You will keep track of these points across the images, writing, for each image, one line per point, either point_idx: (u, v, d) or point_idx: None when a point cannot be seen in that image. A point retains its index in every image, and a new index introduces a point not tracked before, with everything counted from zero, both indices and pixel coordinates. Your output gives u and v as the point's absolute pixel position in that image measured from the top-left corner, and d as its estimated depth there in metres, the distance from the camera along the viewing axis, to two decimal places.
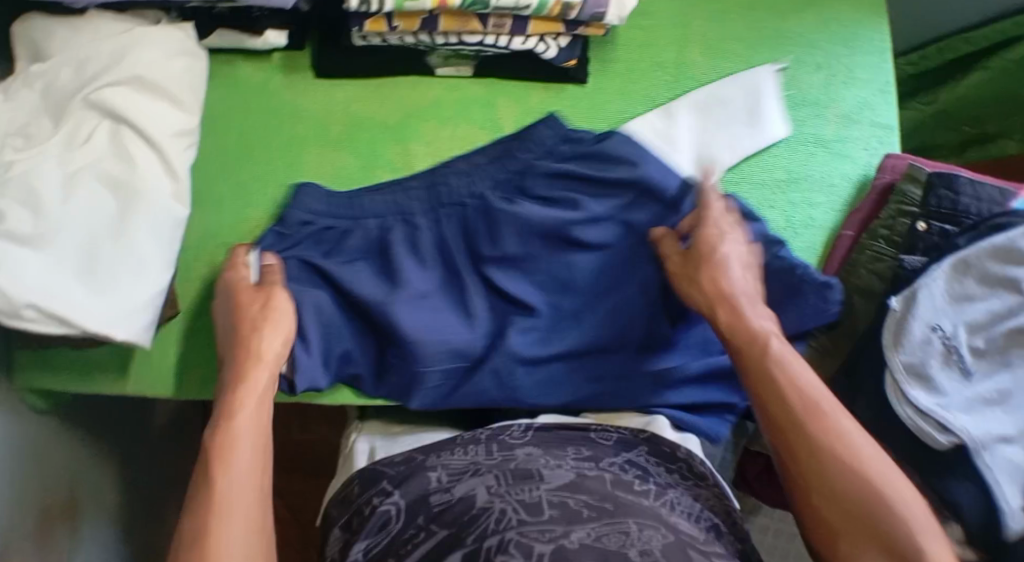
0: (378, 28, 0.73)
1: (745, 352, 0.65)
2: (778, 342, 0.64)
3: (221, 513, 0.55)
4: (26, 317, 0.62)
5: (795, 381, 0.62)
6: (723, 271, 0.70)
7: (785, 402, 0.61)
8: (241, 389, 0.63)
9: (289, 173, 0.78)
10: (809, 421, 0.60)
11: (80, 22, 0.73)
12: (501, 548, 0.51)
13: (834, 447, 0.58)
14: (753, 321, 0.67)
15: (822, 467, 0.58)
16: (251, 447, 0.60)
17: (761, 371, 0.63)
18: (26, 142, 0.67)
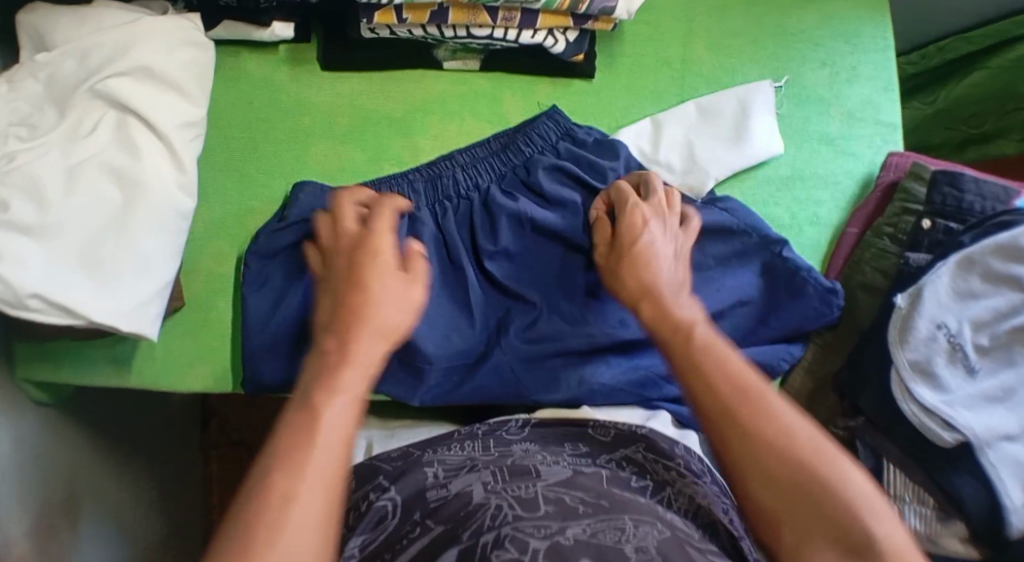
0: (387, 20, 0.73)
1: (668, 340, 0.59)
2: (703, 326, 0.59)
3: (299, 479, 0.47)
4: (29, 307, 0.62)
5: (723, 363, 0.55)
6: (649, 262, 0.65)
7: (712, 386, 0.54)
8: (353, 346, 0.56)
9: (295, 165, 0.78)
10: (745, 407, 0.52)
11: (87, 11, 0.73)
12: (496, 543, 0.49)
13: (769, 434, 0.51)
14: (678, 307, 0.61)
15: (754, 450, 0.51)
16: (343, 417, 0.51)
17: (693, 358, 0.56)
18: (29, 132, 0.68)
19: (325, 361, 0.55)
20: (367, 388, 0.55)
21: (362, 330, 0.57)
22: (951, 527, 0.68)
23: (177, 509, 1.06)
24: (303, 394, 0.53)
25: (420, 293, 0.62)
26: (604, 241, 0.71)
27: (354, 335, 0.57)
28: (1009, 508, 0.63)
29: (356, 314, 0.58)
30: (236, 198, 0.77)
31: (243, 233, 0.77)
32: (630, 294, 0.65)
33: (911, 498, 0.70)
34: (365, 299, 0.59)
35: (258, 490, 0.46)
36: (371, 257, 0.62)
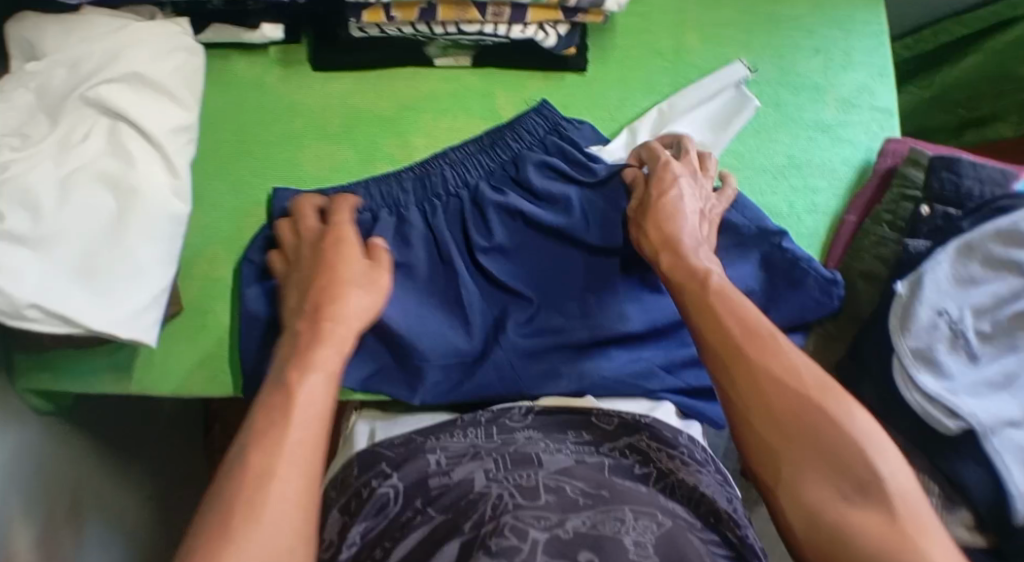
0: (376, 19, 0.73)
1: (686, 288, 0.64)
2: (718, 277, 0.64)
3: (275, 469, 0.51)
4: (28, 318, 0.61)
5: (736, 309, 0.61)
6: (669, 215, 0.69)
7: (723, 327, 0.60)
8: (321, 342, 0.61)
9: (288, 167, 0.78)
10: (753, 348, 0.59)
11: (75, 19, 0.73)
12: (496, 531, 0.50)
13: (776, 370, 0.57)
14: (694, 259, 0.66)
15: (760, 387, 0.57)
16: (320, 400, 0.57)
17: (705, 301, 0.63)
18: (23, 142, 0.67)
19: (297, 355, 0.60)
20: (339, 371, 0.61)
21: (333, 319, 0.63)
22: (958, 516, 0.67)
23: (183, 514, 1.06)
24: (279, 380, 0.58)
25: (383, 297, 0.67)
26: (637, 193, 0.73)
27: (325, 325, 0.62)
28: (1015, 494, 0.62)
29: (326, 306, 0.63)
30: (231, 202, 0.77)
31: (238, 236, 0.76)
32: (650, 245, 0.69)
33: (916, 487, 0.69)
34: (337, 291, 0.64)
35: (238, 469, 0.51)
36: (336, 248, 0.67)
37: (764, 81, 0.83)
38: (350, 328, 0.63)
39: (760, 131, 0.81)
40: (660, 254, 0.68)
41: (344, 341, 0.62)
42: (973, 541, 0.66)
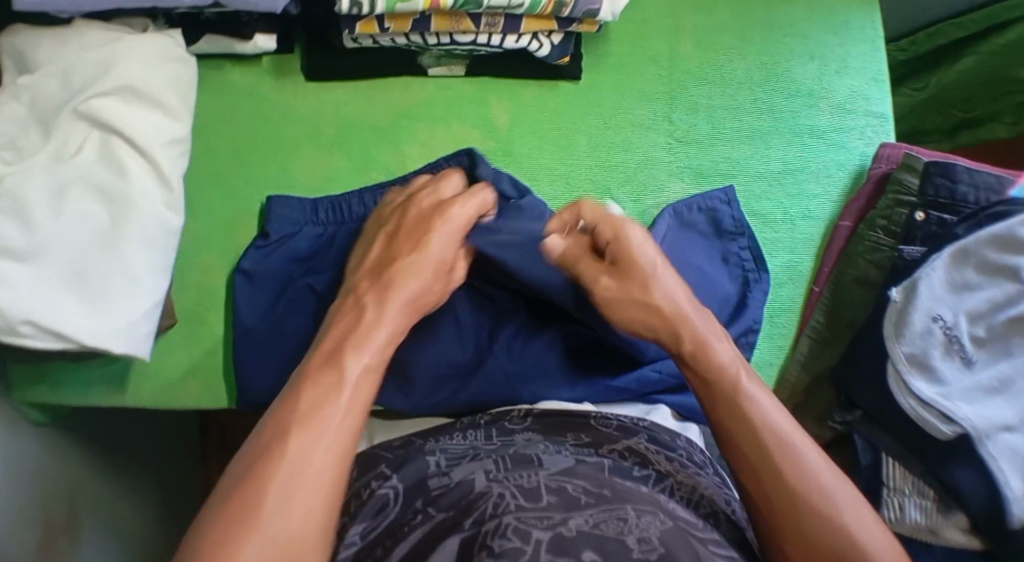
0: (369, 30, 0.72)
1: (714, 384, 0.60)
2: (748, 375, 0.60)
3: (311, 432, 0.52)
4: (24, 333, 0.62)
5: (768, 418, 0.58)
6: (671, 293, 0.64)
7: (759, 441, 0.57)
8: (385, 315, 0.62)
9: (283, 178, 0.78)
10: (786, 465, 0.56)
11: (67, 31, 0.72)
12: (498, 533, 0.49)
13: (809, 488, 0.55)
14: (718, 346, 0.62)
15: (799, 512, 0.55)
16: (369, 374, 0.58)
17: (739, 409, 0.59)
18: (15, 155, 0.66)
19: (354, 328, 0.60)
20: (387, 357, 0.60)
21: (398, 296, 0.63)
22: (952, 518, 0.67)
23: (181, 520, 1.06)
24: (329, 353, 0.58)
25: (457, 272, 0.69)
26: (600, 271, 0.66)
27: (385, 306, 0.62)
28: (1011, 498, 0.62)
29: (397, 276, 0.64)
30: (225, 212, 0.77)
31: (233, 247, 0.76)
32: (657, 333, 0.64)
33: (911, 491, 0.69)
34: (410, 267, 0.65)
35: (278, 442, 0.51)
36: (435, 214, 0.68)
37: (759, 87, 0.83)
38: (406, 314, 0.63)
39: (754, 136, 0.81)
40: (674, 340, 0.63)
41: (401, 323, 0.63)
42: (968, 544, 0.66)
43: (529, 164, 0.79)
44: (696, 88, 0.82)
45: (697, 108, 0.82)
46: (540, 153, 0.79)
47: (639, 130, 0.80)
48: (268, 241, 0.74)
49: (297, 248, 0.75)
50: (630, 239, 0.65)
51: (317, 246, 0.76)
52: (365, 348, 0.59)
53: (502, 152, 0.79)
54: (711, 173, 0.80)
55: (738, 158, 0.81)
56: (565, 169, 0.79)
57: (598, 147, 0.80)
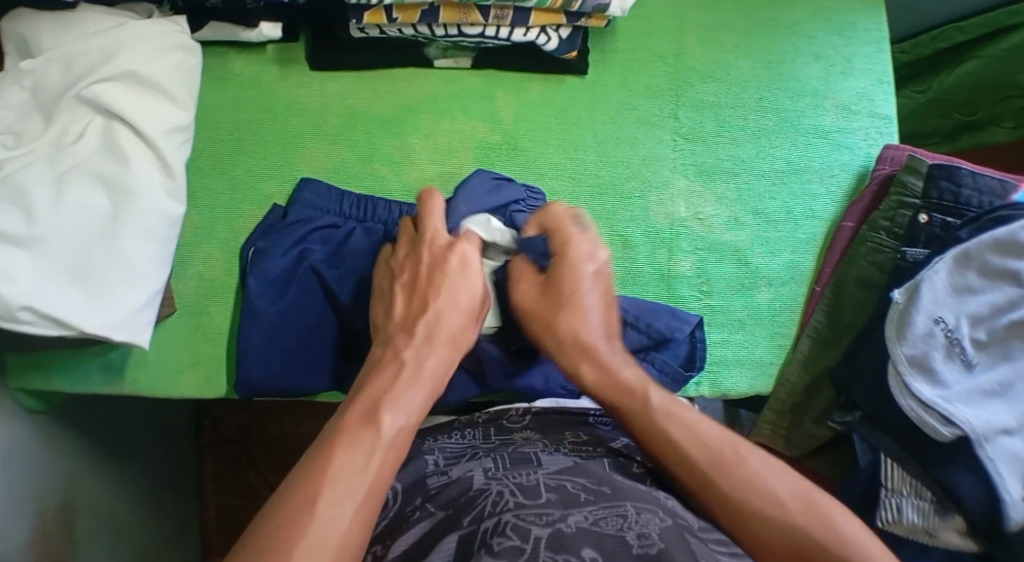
0: (377, 20, 0.72)
1: (623, 409, 0.60)
2: (657, 393, 0.60)
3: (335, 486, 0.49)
4: (21, 320, 0.61)
5: (690, 430, 0.57)
6: (579, 309, 0.66)
7: (687, 458, 0.56)
8: (421, 376, 0.59)
9: (287, 166, 0.77)
10: (712, 474, 0.55)
11: (72, 17, 0.71)
12: (496, 530, 0.49)
13: (753, 501, 0.53)
14: (620, 372, 0.62)
15: (744, 518, 0.53)
16: (399, 438, 0.54)
17: (658, 432, 0.58)
18: (16, 140, 0.67)
19: (383, 390, 0.57)
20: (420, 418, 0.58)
21: (439, 347, 0.62)
22: (949, 521, 0.67)
23: (175, 509, 1.06)
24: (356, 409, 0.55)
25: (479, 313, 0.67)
26: (533, 285, 0.68)
27: (432, 348, 0.62)
28: (1009, 502, 0.63)
29: (439, 321, 0.64)
30: (227, 202, 0.76)
31: (233, 237, 0.76)
32: (563, 359, 0.65)
33: (908, 492, 0.69)
34: (456, 326, 0.64)
35: (302, 502, 0.48)
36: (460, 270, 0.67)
37: (765, 86, 0.82)
38: (446, 362, 0.63)
39: (759, 135, 0.81)
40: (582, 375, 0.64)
41: (437, 383, 0.60)
42: (965, 545, 0.67)
43: (533, 158, 0.79)
44: (702, 86, 0.82)
45: (704, 105, 0.81)
46: (545, 148, 0.79)
47: (643, 127, 0.80)
48: (281, 223, 0.74)
49: (309, 234, 0.74)
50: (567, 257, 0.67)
51: (330, 235, 0.75)
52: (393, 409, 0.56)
53: (508, 145, 0.79)
54: (715, 171, 0.80)
55: (745, 157, 0.81)
56: (570, 164, 0.79)
57: (604, 143, 0.79)
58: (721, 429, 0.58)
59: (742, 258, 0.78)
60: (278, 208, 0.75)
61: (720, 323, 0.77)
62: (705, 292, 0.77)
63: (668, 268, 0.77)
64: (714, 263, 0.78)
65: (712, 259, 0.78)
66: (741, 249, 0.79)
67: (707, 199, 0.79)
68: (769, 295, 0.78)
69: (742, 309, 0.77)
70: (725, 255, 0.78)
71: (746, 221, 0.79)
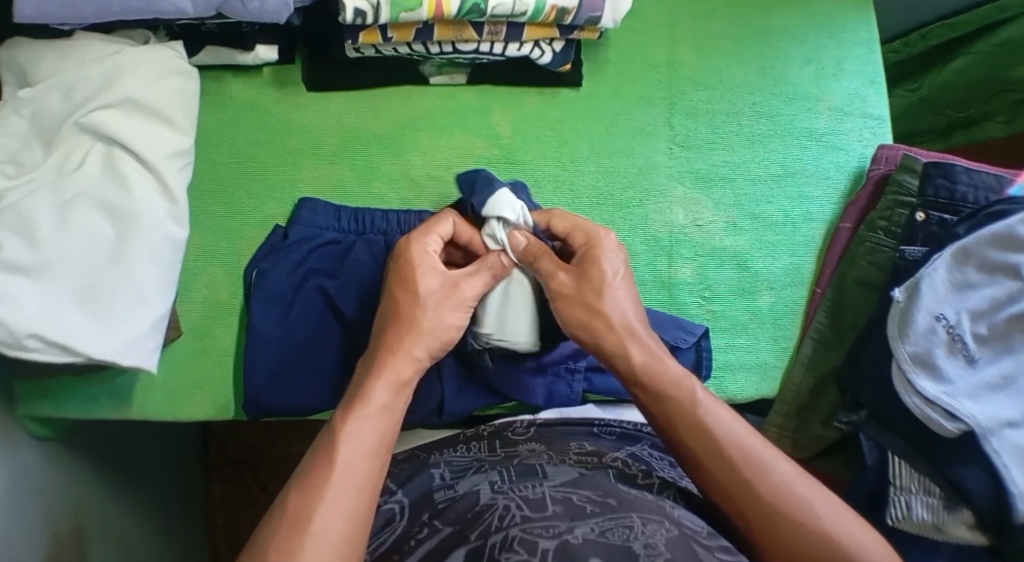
0: (373, 40, 0.73)
1: (663, 398, 0.59)
2: (700, 390, 0.59)
3: (314, 493, 0.49)
4: (29, 347, 0.62)
5: (727, 428, 0.56)
6: (614, 296, 0.64)
7: (723, 456, 0.55)
8: (384, 370, 0.58)
9: (287, 188, 0.78)
10: (747, 476, 0.54)
11: (69, 45, 0.72)
12: (504, 545, 0.49)
13: (784, 506, 0.53)
14: (666, 364, 0.61)
15: (773, 523, 0.52)
16: (371, 431, 0.54)
17: (697, 428, 0.57)
18: (17, 169, 0.67)
19: (355, 392, 0.57)
20: (398, 407, 0.57)
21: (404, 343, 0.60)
22: (958, 515, 0.67)
23: (186, 533, 1.06)
24: (332, 422, 0.55)
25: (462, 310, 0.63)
26: (559, 267, 0.66)
27: (398, 345, 0.60)
28: (1016, 494, 0.63)
29: (405, 322, 0.61)
30: (229, 225, 0.77)
31: (237, 259, 0.76)
32: (606, 343, 0.63)
33: (917, 489, 0.69)
34: (415, 314, 0.61)
35: (278, 519, 0.48)
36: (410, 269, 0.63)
37: (758, 91, 0.83)
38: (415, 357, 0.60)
39: (754, 140, 0.82)
40: (621, 360, 0.62)
41: (406, 371, 0.59)
42: (974, 539, 0.67)
43: (532, 170, 0.79)
44: (697, 94, 0.83)
45: (698, 113, 0.82)
46: (543, 160, 0.79)
47: (640, 136, 0.81)
48: (283, 243, 0.75)
49: (313, 252, 0.75)
50: (600, 247, 0.66)
51: (332, 251, 0.75)
52: (367, 405, 0.55)
53: (506, 159, 0.79)
54: (712, 177, 0.81)
55: (741, 162, 0.81)
56: (569, 175, 0.79)
57: (600, 153, 0.80)
58: (754, 431, 0.57)
59: (742, 263, 0.79)
60: (279, 229, 0.76)
61: (722, 328, 0.77)
62: (707, 298, 0.78)
63: (669, 275, 0.78)
64: (714, 268, 0.79)
65: (713, 265, 0.79)
66: (741, 254, 0.79)
67: (705, 205, 0.80)
68: (771, 299, 0.79)
69: (744, 313, 0.78)
70: (726, 260, 0.79)
71: (745, 226, 0.80)
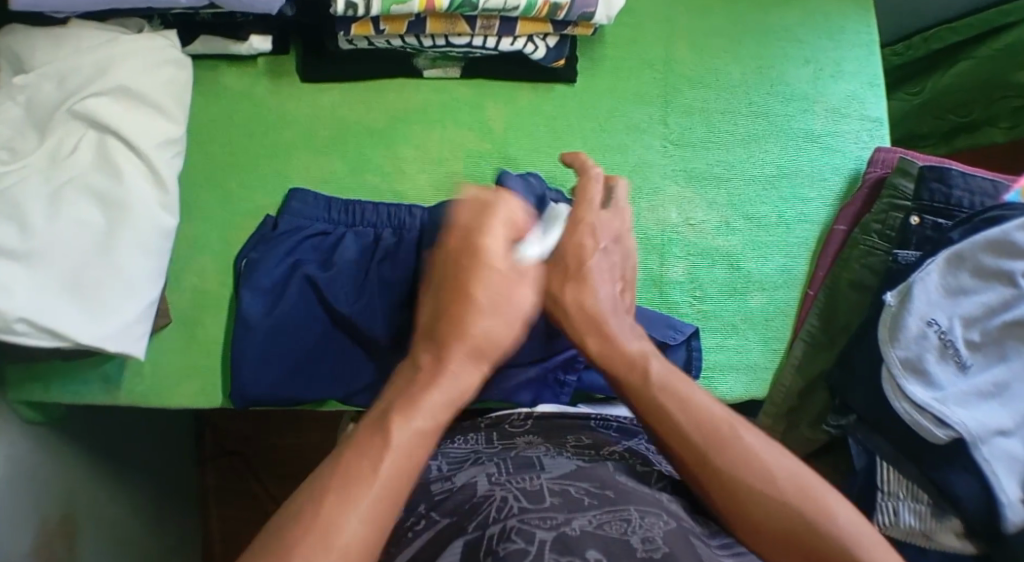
0: (365, 32, 0.73)
1: (623, 380, 0.58)
2: (658, 365, 0.58)
3: (336, 500, 0.46)
4: (17, 331, 0.62)
5: (687, 405, 0.56)
6: (590, 292, 0.63)
7: (686, 439, 0.54)
8: (432, 381, 0.53)
9: (279, 178, 0.78)
10: (706, 448, 0.54)
11: (64, 33, 0.72)
12: (503, 534, 0.49)
13: (750, 475, 0.52)
14: (626, 345, 0.60)
15: (736, 492, 0.52)
16: (411, 440, 0.50)
17: (657, 409, 0.56)
18: (10, 155, 0.67)
19: (398, 393, 0.53)
20: (444, 418, 0.52)
21: (457, 351, 0.53)
22: (947, 522, 0.67)
23: (178, 523, 1.06)
24: (368, 424, 0.51)
25: (534, 301, 0.56)
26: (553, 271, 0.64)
27: (446, 354, 0.53)
28: (1004, 502, 0.62)
29: (455, 327, 0.53)
30: (220, 214, 0.77)
31: (227, 248, 0.76)
32: (569, 328, 0.63)
33: (905, 496, 0.69)
34: (468, 321, 0.53)
35: (294, 523, 0.45)
36: (468, 252, 0.54)
37: (755, 91, 0.83)
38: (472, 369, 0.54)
39: (749, 140, 0.81)
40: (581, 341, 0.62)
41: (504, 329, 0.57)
42: (962, 547, 0.66)
43: (523, 166, 0.79)
44: (692, 92, 0.82)
45: (693, 111, 0.82)
46: (536, 156, 0.79)
47: (633, 133, 0.80)
48: (272, 233, 0.75)
49: (303, 242, 0.75)
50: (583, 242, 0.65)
51: (322, 241, 0.76)
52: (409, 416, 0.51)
53: (498, 154, 0.79)
54: (705, 177, 0.80)
55: (736, 161, 0.81)
56: (561, 171, 0.79)
57: (593, 150, 0.80)
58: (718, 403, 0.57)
59: (734, 263, 0.78)
60: (269, 219, 0.76)
61: (712, 328, 0.77)
62: (698, 298, 0.77)
63: (660, 274, 0.77)
64: (706, 268, 0.78)
65: (704, 265, 0.78)
66: (734, 254, 0.79)
67: (698, 205, 0.79)
68: (762, 300, 0.78)
69: (735, 314, 0.77)
70: (718, 260, 0.78)
71: (738, 226, 0.79)
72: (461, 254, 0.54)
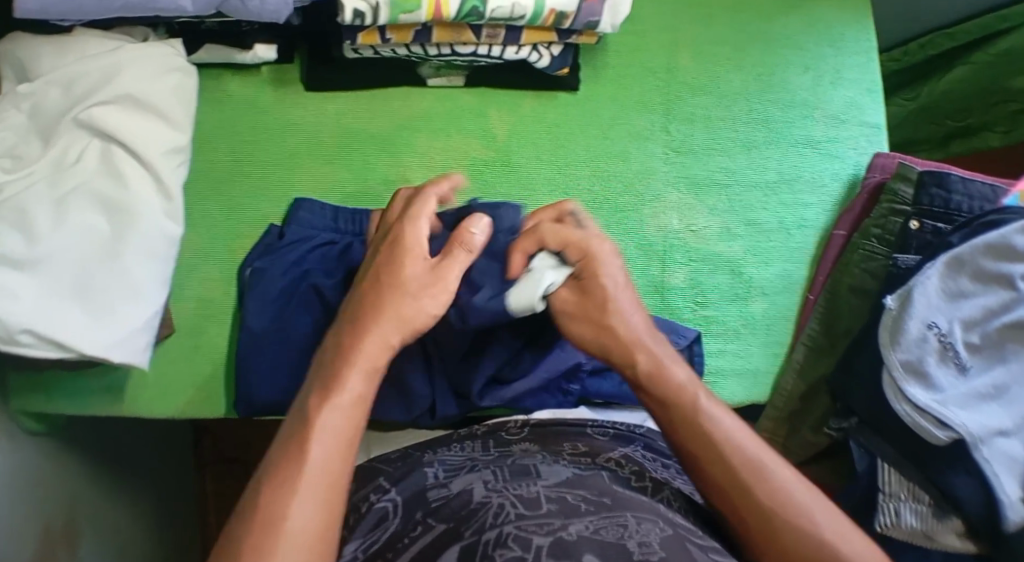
0: (371, 40, 0.73)
1: (670, 404, 0.59)
2: (704, 394, 0.59)
3: (281, 488, 0.48)
4: (22, 342, 0.62)
5: (730, 433, 0.56)
6: (623, 310, 0.63)
7: (724, 461, 0.55)
8: (356, 358, 0.56)
9: (284, 187, 0.78)
10: (743, 474, 0.54)
11: (69, 40, 0.72)
12: (499, 541, 0.49)
13: (784, 508, 0.53)
14: (674, 369, 0.60)
15: (771, 525, 0.52)
16: (342, 416, 0.53)
17: (699, 432, 0.56)
18: (14, 164, 0.67)
19: (327, 377, 0.55)
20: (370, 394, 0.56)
21: (378, 323, 0.59)
22: (948, 523, 0.67)
23: (177, 532, 1.05)
24: (302, 408, 0.54)
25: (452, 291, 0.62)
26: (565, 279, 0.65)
27: (373, 324, 0.58)
28: (1006, 503, 0.63)
29: (379, 302, 0.60)
30: (225, 223, 0.77)
31: (232, 257, 0.76)
32: (616, 353, 0.62)
33: (906, 497, 0.69)
34: (394, 299, 0.60)
35: (249, 510, 0.48)
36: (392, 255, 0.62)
37: (756, 99, 0.84)
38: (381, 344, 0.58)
39: (749, 146, 0.82)
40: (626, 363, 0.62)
41: (379, 360, 0.57)
42: (963, 547, 0.67)
43: (527, 174, 0.79)
44: (694, 100, 0.83)
45: (694, 118, 0.82)
46: (539, 163, 0.80)
47: (636, 141, 0.81)
48: (279, 243, 0.75)
49: (311, 252, 0.75)
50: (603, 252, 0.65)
51: (328, 251, 0.75)
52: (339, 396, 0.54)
53: (501, 161, 0.79)
54: (707, 183, 0.81)
55: (738, 167, 0.82)
56: (564, 179, 0.80)
57: (596, 157, 0.80)
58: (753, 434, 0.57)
59: (735, 269, 0.79)
60: (275, 229, 0.76)
61: (714, 332, 0.78)
62: (700, 304, 0.78)
63: (663, 279, 0.78)
64: (709, 274, 0.79)
65: (707, 271, 0.79)
66: (736, 260, 0.79)
67: (700, 211, 0.80)
68: (763, 305, 0.79)
69: (737, 320, 0.78)
70: (719, 265, 0.79)
71: (739, 232, 0.80)
72: (392, 246, 0.63)
